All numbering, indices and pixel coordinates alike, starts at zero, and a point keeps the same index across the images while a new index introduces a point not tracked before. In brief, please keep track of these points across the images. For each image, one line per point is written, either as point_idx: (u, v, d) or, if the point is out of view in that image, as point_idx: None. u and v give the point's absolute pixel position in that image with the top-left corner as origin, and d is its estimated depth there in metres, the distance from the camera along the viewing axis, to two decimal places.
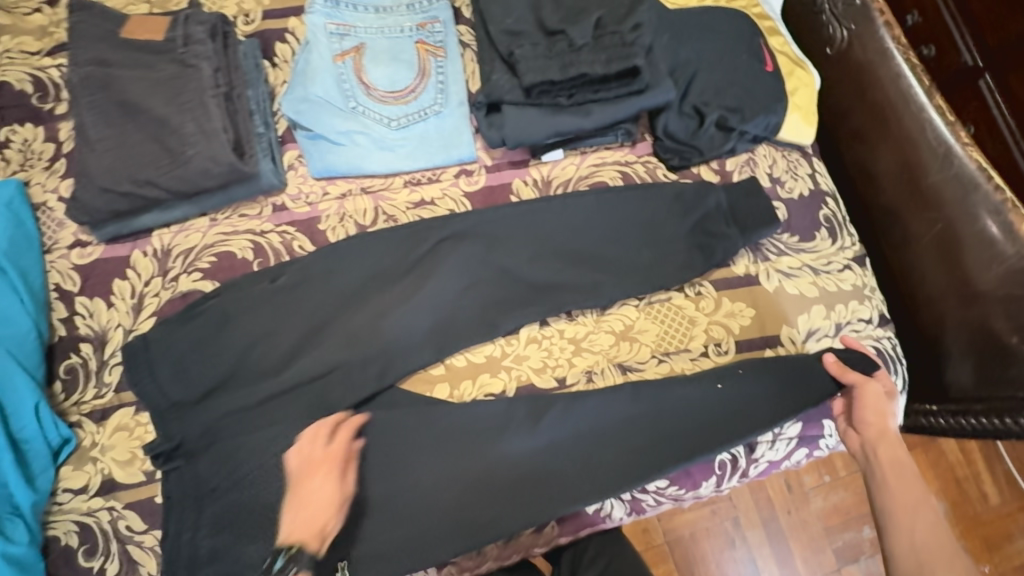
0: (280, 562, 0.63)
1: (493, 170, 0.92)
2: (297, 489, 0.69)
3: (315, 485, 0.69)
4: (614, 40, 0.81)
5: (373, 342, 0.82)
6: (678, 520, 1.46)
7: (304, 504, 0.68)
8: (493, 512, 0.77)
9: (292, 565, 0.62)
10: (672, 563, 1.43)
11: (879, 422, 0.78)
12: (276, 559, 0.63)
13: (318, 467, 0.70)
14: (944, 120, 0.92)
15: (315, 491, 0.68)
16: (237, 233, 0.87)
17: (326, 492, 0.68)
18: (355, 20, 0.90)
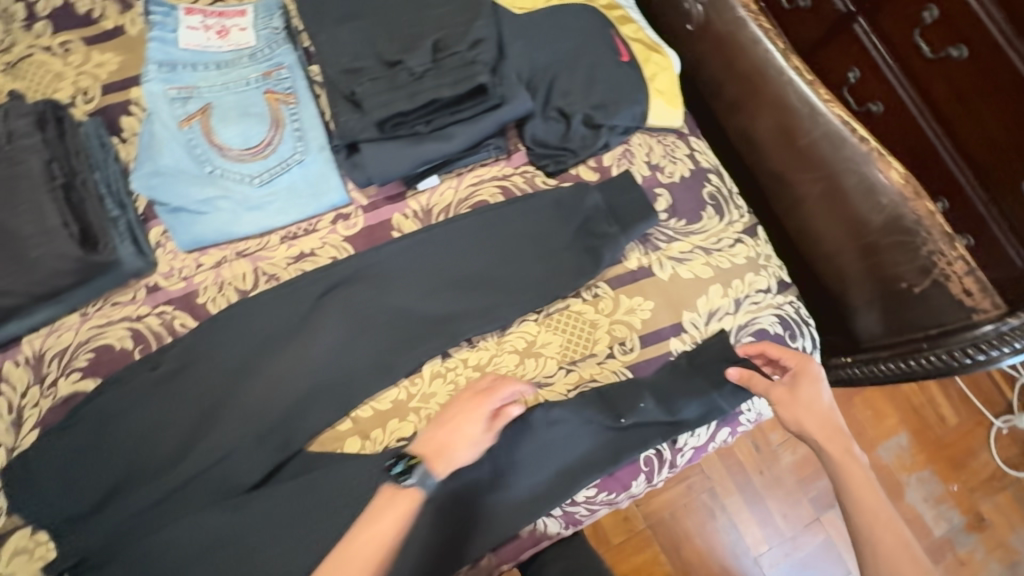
0: (400, 467, 0.67)
1: (370, 210, 0.89)
2: (448, 409, 0.70)
3: (463, 416, 0.69)
4: (456, 61, 0.81)
5: (270, 414, 0.79)
6: (657, 503, 1.44)
7: (449, 425, 0.69)
8: (422, 561, 0.75)
9: (410, 476, 0.66)
10: (656, 545, 1.42)
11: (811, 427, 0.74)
12: (400, 464, 0.67)
13: (462, 401, 0.70)
14: (803, 80, 0.92)
15: (455, 423, 0.69)
16: (112, 323, 0.83)
17: (474, 428, 0.68)
18: (196, 80, 0.87)
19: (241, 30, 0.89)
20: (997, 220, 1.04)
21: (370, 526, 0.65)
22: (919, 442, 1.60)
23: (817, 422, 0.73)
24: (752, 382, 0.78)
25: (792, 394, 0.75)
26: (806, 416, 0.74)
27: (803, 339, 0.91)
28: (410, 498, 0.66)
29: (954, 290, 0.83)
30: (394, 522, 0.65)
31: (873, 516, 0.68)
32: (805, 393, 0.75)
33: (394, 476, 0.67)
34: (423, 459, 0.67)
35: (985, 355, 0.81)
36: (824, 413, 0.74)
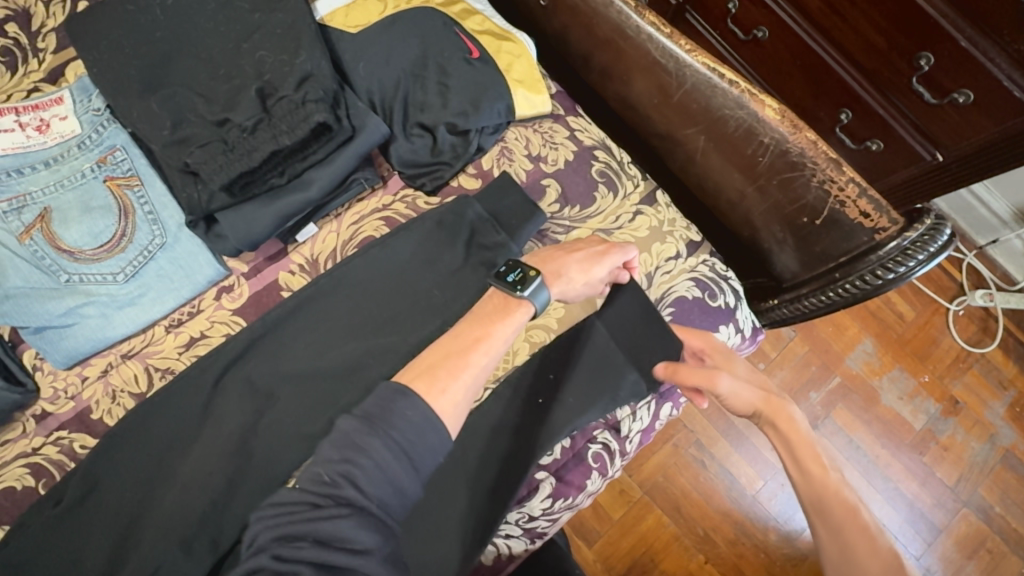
0: (512, 278, 0.74)
1: (252, 275, 0.84)
2: (575, 246, 0.80)
3: (594, 258, 0.78)
4: (287, 106, 0.78)
5: (189, 518, 0.73)
6: (647, 467, 1.37)
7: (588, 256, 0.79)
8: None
9: (522, 288, 0.72)
10: (658, 508, 1.34)
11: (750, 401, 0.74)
12: (513, 273, 0.74)
13: (597, 245, 0.80)
14: (662, 35, 0.87)
15: (596, 258, 0.78)
16: (7, 464, 0.76)
17: (598, 271, 0.78)
18: (26, 185, 0.80)
19: (62, 119, 0.83)
20: (897, 118, 1.06)
21: (482, 326, 0.70)
22: (882, 345, 1.53)
23: (758, 394, 0.75)
24: (675, 372, 0.78)
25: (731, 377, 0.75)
26: (746, 391, 0.75)
27: (724, 296, 0.90)
28: (518, 305, 0.72)
29: (852, 214, 0.81)
30: (508, 323, 0.70)
31: (825, 489, 0.67)
32: (736, 369, 0.78)
33: (506, 285, 0.73)
34: (538, 274, 0.74)
35: (894, 272, 0.79)
36: (756, 390, 0.75)
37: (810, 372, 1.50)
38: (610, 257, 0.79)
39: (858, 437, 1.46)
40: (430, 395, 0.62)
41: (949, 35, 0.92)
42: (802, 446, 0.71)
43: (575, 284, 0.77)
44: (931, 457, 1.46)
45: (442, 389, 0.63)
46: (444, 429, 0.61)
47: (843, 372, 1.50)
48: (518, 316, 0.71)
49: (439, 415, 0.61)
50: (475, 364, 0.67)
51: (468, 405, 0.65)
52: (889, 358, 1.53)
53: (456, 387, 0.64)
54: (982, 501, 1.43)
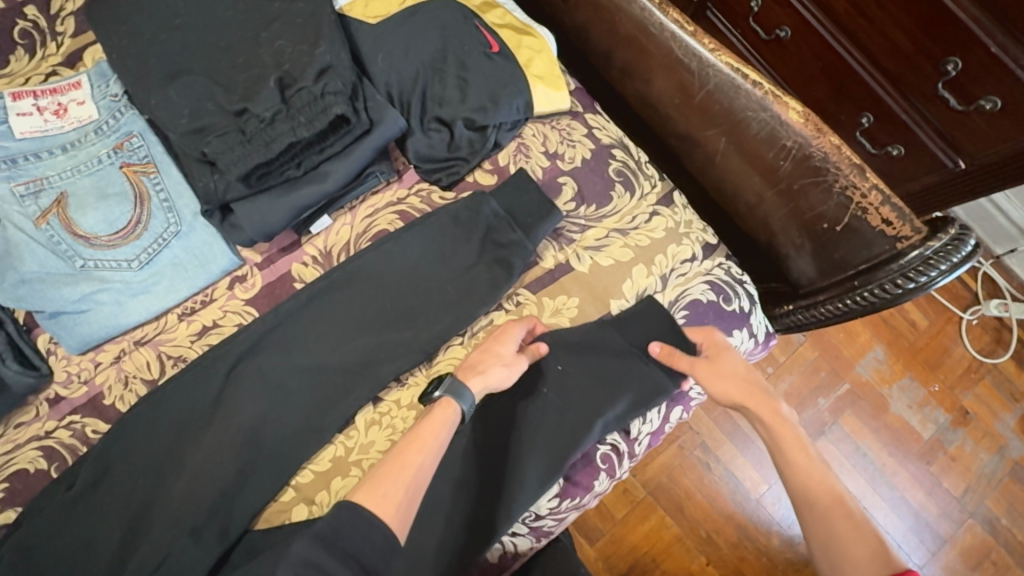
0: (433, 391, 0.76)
1: (266, 265, 0.84)
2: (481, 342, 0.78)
3: (495, 339, 0.77)
4: (304, 97, 0.77)
5: (198, 507, 0.74)
6: (651, 467, 1.36)
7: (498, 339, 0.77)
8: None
9: (438, 392, 0.74)
10: (661, 508, 1.34)
11: (740, 389, 0.77)
12: (435, 387, 0.77)
13: (498, 328, 0.78)
14: (686, 33, 0.86)
15: (500, 336, 0.77)
16: (20, 446, 0.76)
17: (501, 347, 0.76)
18: (44, 170, 0.80)
19: (80, 104, 0.83)
20: (919, 123, 1.04)
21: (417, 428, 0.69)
22: (893, 353, 1.51)
23: (740, 388, 0.77)
24: (672, 357, 0.79)
25: (715, 365, 0.79)
26: (729, 384, 0.78)
27: (739, 300, 0.89)
28: (443, 407, 0.72)
29: (874, 222, 0.80)
30: (435, 420, 0.70)
31: (806, 476, 0.70)
32: (723, 362, 0.79)
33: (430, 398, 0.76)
34: (451, 375, 0.75)
35: (915, 282, 0.78)
36: (742, 380, 0.78)
37: (819, 377, 1.48)
38: (507, 334, 0.77)
39: (864, 444, 1.44)
40: (369, 499, 0.62)
41: (979, 40, 0.90)
42: (789, 441, 0.73)
43: (493, 372, 0.74)
44: (938, 467, 1.44)
45: (392, 491, 0.63)
46: (388, 530, 0.61)
47: (853, 379, 1.49)
48: (448, 414, 0.71)
49: (379, 516, 0.61)
50: (410, 463, 0.66)
51: (415, 504, 0.65)
52: (899, 366, 1.51)
53: (394, 487, 0.64)
54: (988, 513, 1.42)
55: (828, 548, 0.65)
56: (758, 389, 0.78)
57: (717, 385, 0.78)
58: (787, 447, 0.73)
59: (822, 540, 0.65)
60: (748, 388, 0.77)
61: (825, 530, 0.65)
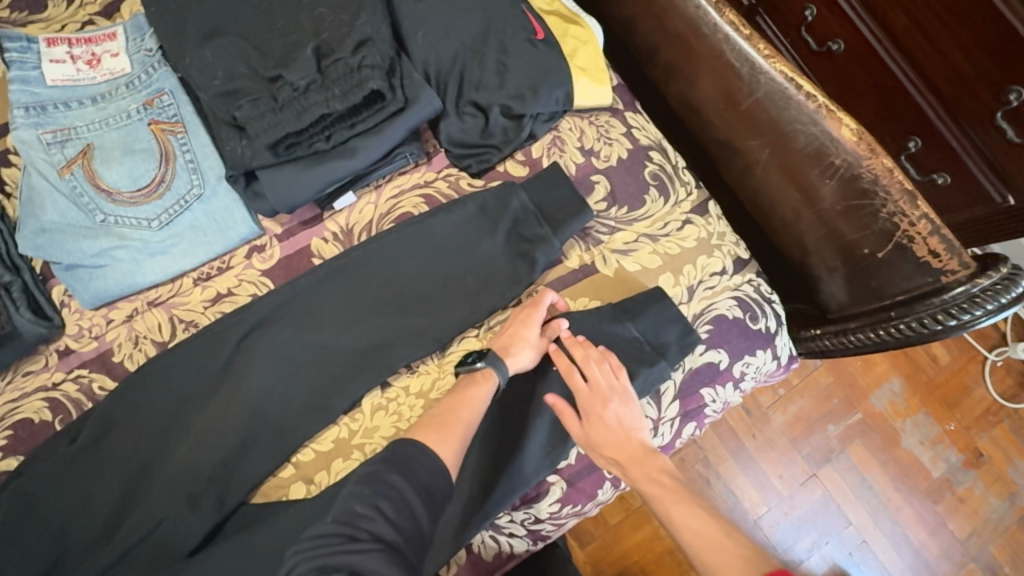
0: (472, 358, 0.76)
1: (286, 238, 0.83)
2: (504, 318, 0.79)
3: (520, 321, 0.77)
4: (342, 68, 0.74)
5: (199, 475, 0.75)
6: None
7: (522, 318, 0.77)
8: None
9: (479, 362, 0.75)
10: (655, 519, 1.32)
11: (623, 445, 0.73)
12: (472, 356, 0.77)
13: (519, 308, 0.79)
14: (740, 36, 0.82)
15: (526, 317, 0.77)
16: (28, 395, 0.77)
17: (527, 331, 0.76)
18: (72, 120, 0.79)
19: (113, 56, 0.82)
20: (971, 153, 0.99)
21: (455, 395, 0.73)
22: (910, 387, 1.47)
23: (621, 448, 0.73)
24: (564, 411, 0.74)
25: (603, 422, 0.73)
26: (609, 443, 0.73)
27: (765, 320, 0.85)
28: (482, 379, 0.74)
29: (920, 252, 0.76)
30: (477, 392, 0.73)
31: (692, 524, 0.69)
32: (607, 416, 0.73)
33: (467, 364, 0.76)
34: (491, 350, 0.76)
35: (957, 320, 0.74)
36: (624, 435, 0.73)
37: (831, 403, 1.45)
38: (533, 315, 0.77)
39: (871, 476, 1.41)
40: (436, 444, 0.66)
41: None
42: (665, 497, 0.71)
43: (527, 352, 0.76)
44: (945, 507, 1.40)
45: (452, 442, 0.67)
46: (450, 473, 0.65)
47: (866, 410, 1.45)
48: (487, 385, 0.73)
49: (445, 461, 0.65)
50: (464, 419, 0.70)
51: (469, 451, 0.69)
52: (915, 401, 1.47)
53: (456, 433, 0.68)
54: (991, 559, 1.38)
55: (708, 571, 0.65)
56: (642, 446, 0.74)
57: (604, 441, 0.73)
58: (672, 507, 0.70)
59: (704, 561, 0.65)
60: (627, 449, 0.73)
61: (704, 562, 0.65)
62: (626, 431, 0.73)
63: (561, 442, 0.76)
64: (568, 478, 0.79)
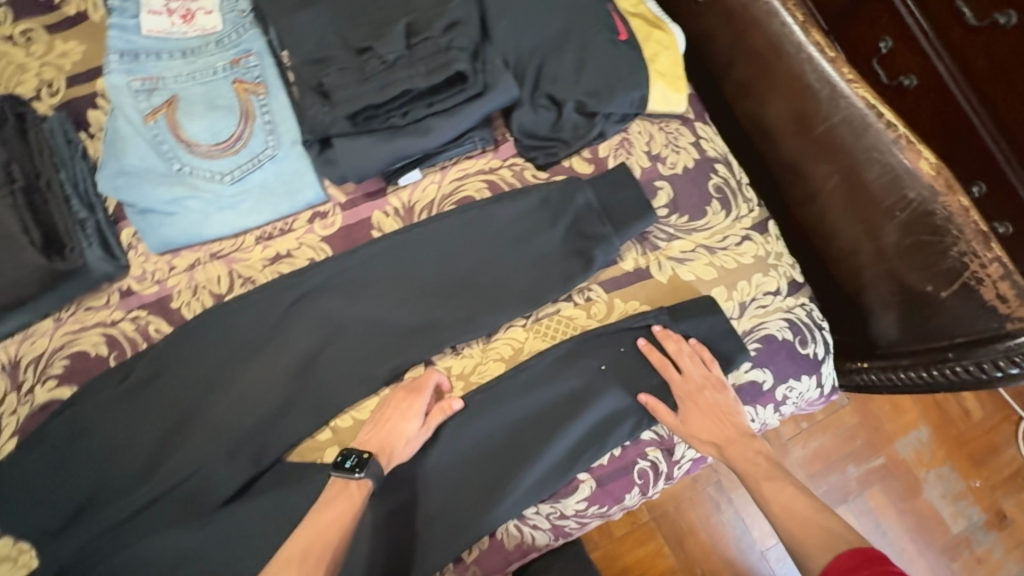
0: (349, 462, 0.70)
1: (348, 208, 0.84)
2: (382, 411, 0.74)
3: (401, 414, 0.73)
4: (429, 47, 0.76)
5: (240, 428, 0.76)
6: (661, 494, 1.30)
7: (379, 423, 0.73)
8: (399, 562, 0.73)
9: (359, 470, 0.69)
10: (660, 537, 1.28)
11: (718, 428, 0.76)
12: (349, 459, 0.70)
13: (401, 396, 0.75)
14: (825, 58, 0.82)
15: (385, 420, 0.73)
16: (87, 329, 0.80)
17: (409, 425, 0.73)
18: (161, 70, 0.82)
19: (207, 14, 0.84)
20: None
21: (324, 513, 0.66)
22: (939, 438, 1.43)
23: (720, 432, 0.76)
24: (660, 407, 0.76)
25: (698, 408, 0.76)
26: (704, 429, 0.75)
27: (814, 345, 0.84)
28: (360, 490, 0.69)
29: (986, 295, 0.73)
30: (347, 507, 0.67)
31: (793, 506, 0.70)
32: (705, 399, 0.76)
33: (343, 471, 0.69)
34: (373, 452, 0.70)
35: (1018, 368, 0.72)
36: (720, 419, 0.76)
37: (855, 443, 1.41)
38: (415, 406, 0.74)
39: (887, 523, 1.37)
40: None
41: None
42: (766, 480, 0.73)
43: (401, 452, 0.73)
44: (961, 566, 1.36)
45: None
46: None
47: (890, 455, 1.41)
48: (364, 493, 0.69)
49: None
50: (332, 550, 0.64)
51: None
52: (941, 453, 1.43)
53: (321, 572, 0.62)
54: None
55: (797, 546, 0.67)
56: (738, 429, 0.76)
57: (700, 428, 0.75)
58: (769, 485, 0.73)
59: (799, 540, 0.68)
60: (725, 430, 0.75)
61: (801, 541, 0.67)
62: (721, 415, 0.76)
63: (594, 444, 0.77)
64: (598, 478, 0.79)
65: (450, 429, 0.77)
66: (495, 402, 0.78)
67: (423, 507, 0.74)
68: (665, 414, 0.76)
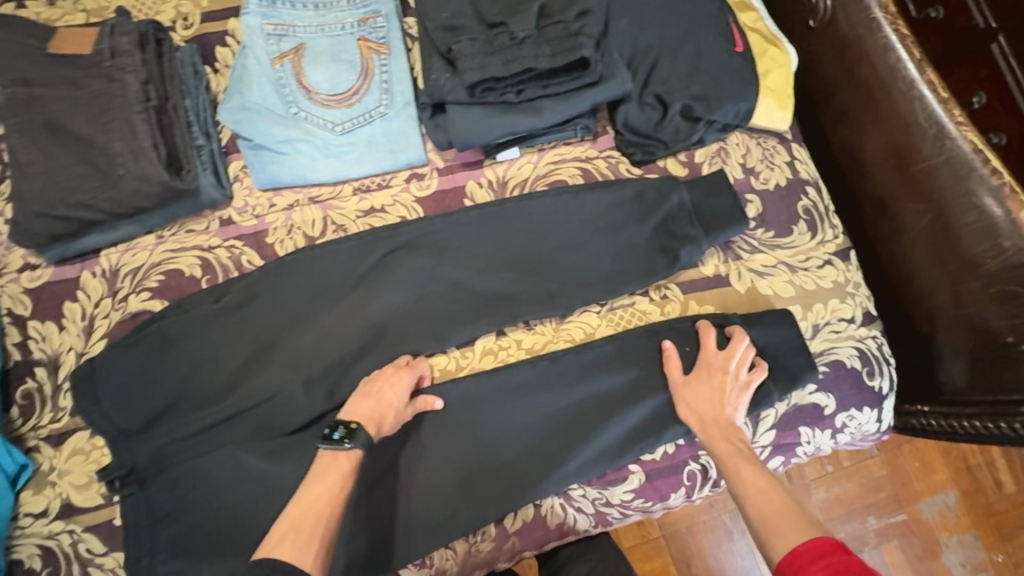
0: (337, 433, 0.68)
1: (446, 173, 0.87)
2: (367, 382, 0.74)
3: (390, 385, 0.74)
4: (559, 30, 0.78)
5: (317, 365, 0.79)
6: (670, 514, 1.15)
7: (363, 394, 0.73)
8: (446, 514, 0.75)
9: (348, 440, 0.68)
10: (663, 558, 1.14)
11: (715, 408, 0.76)
12: (337, 430, 0.68)
13: (390, 370, 0.76)
14: (936, 96, 0.82)
15: (368, 392, 0.73)
16: (184, 250, 0.84)
17: (397, 397, 0.74)
18: (293, 18, 0.86)
19: None
20: None
21: (318, 486, 0.65)
22: (966, 506, 1.34)
23: (713, 410, 0.76)
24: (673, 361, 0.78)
25: (705, 379, 0.77)
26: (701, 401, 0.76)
27: (881, 379, 0.84)
28: (349, 460, 0.68)
29: None
30: (339, 479, 0.66)
31: (767, 496, 0.67)
32: (714, 374, 0.77)
33: (331, 442, 0.68)
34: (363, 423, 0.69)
35: None
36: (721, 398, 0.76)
37: (873, 495, 1.35)
38: (403, 380, 0.75)
39: None
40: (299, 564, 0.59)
41: None
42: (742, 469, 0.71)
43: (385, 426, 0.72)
44: None
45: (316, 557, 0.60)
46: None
47: (911, 513, 1.34)
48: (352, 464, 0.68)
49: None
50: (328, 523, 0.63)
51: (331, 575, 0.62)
52: (963, 521, 1.35)
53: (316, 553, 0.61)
54: None
55: (766, 528, 0.64)
56: (730, 415, 0.75)
57: (699, 397, 0.76)
58: (744, 472, 0.70)
59: (763, 526, 0.65)
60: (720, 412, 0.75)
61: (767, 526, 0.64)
62: (722, 399, 0.76)
63: (651, 434, 0.78)
64: (647, 472, 0.80)
65: (515, 397, 0.79)
66: (562, 379, 0.80)
67: (480, 467, 0.77)
68: (671, 372, 0.78)
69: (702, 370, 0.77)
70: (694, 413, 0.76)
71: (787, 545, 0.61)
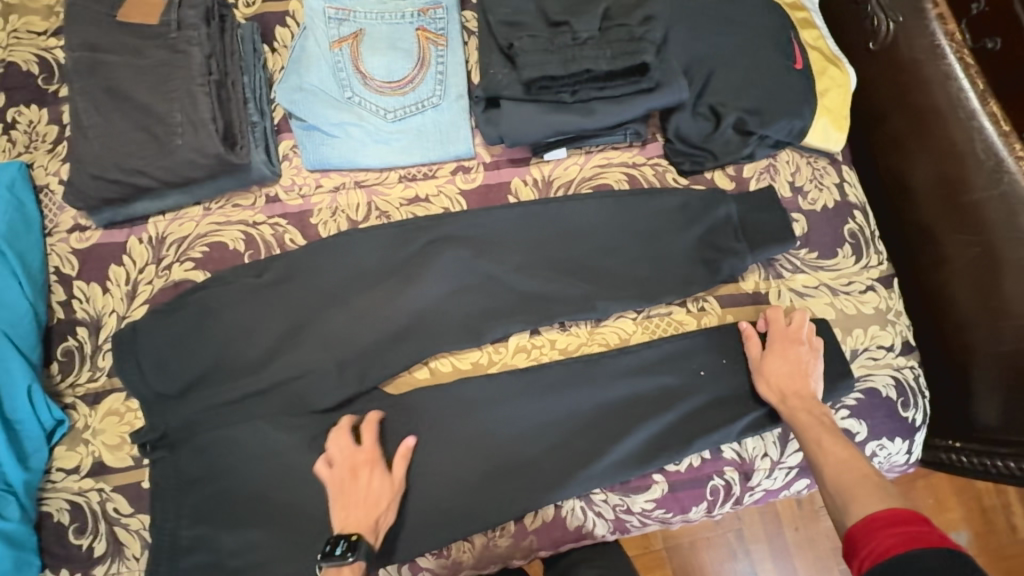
0: (338, 549, 0.66)
1: (491, 168, 0.88)
2: (348, 487, 0.72)
3: (371, 480, 0.72)
4: (621, 33, 0.78)
5: (352, 347, 0.80)
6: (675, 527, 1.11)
7: (349, 499, 0.71)
8: (466, 504, 0.76)
9: (351, 553, 0.66)
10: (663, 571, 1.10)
11: (796, 382, 0.76)
12: (337, 546, 0.66)
13: (364, 464, 0.73)
14: (996, 130, 0.81)
15: (353, 494, 0.71)
16: (230, 224, 0.85)
17: (384, 492, 0.72)
18: (355, 4, 0.87)
19: None
20: None
21: None
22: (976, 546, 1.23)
23: (793, 385, 0.76)
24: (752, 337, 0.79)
25: (785, 354, 0.77)
26: (782, 375, 0.76)
27: (914, 411, 0.83)
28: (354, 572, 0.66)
29: None
30: None
31: (848, 466, 0.68)
32: (791, 351, 0.77)
33: (334, 559, 0.66)
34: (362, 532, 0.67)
35: None
36: (801, 374, 0.76)
37: None
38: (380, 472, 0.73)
39: None
40: None
41: None
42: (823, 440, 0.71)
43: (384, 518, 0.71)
44: None
45: None
46: None
47: None
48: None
49: None
50: None
51: None
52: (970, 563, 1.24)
53: None
54: None
55: (845, 491, 0.65)
56: (810, 392, 0.76)
57: (778, 371, 0.76)
58: (826, 442, 0.70)
59: (843, 489, 0.65)
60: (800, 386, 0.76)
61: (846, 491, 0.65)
62: (804, 375, 0.76)
63: (678, 444, 0.78)
64: (671, 483, 0.80)
65: (546, 394, 0.79)
66: (593, 381, 0.80)
67: (506, 461, 0.77)
68: (750, 347, 0.79)
69: (781, 345, 0.78)
70: (774, 387, 0.76)
71: (863, 509, 0.61)
